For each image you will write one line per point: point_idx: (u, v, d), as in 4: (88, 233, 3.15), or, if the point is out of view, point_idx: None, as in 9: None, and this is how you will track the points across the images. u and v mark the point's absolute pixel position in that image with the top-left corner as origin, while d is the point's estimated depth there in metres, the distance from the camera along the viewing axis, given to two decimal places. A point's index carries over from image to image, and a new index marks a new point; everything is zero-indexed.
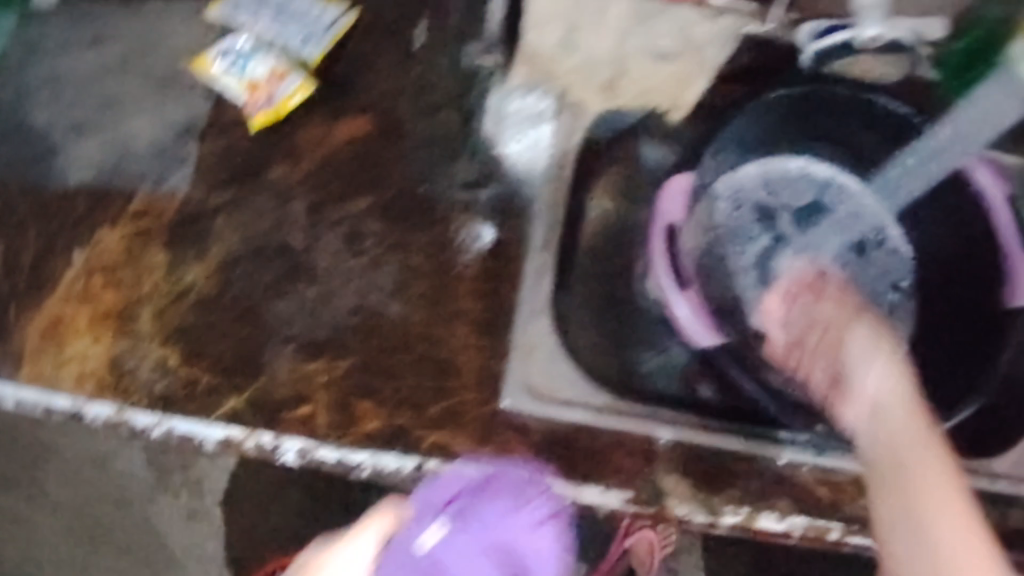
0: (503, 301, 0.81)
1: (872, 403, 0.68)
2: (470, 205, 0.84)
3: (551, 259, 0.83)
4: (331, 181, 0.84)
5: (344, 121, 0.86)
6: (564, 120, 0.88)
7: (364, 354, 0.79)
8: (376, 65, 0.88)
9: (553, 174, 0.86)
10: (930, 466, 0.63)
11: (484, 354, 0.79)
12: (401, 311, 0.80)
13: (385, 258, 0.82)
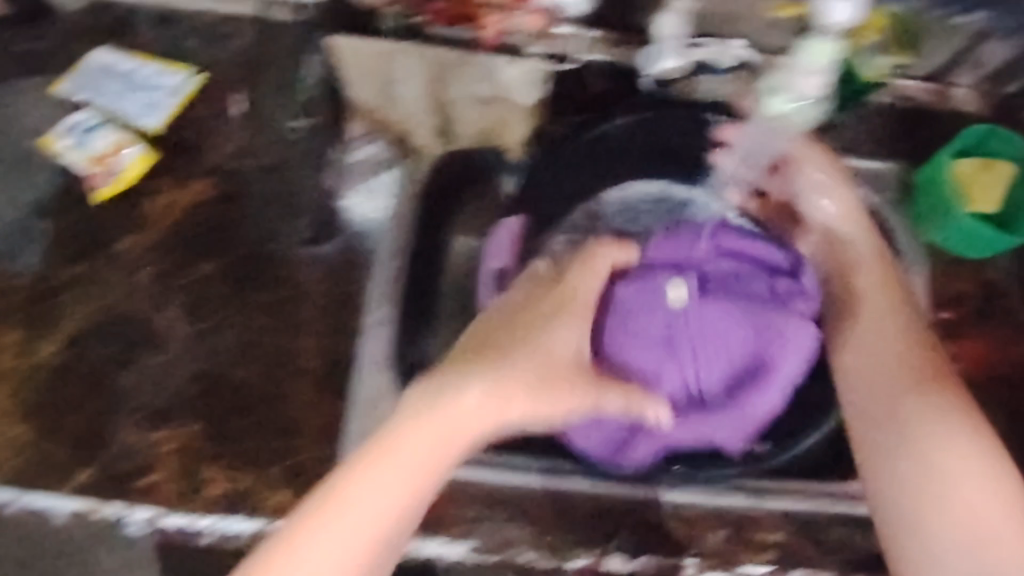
0: (345, 358, 0.84)
1: (828, 228, 0.83)
2: (311, 263, 0.86)
3: (393, 310, 0.85)
4: (176, 249, 0.86)
5: (189, 187, 0.87)
6: (405, 169, 0.90)
7: (210, 418, 0.82)
8: (222, 127, 0.89)
9: (393, 223, 0.87)
10: (879, 384, 0.71)
11: (327, 411, 0.82)
12: (245, 374, 0.83)
13: (227, 323, 0.84)
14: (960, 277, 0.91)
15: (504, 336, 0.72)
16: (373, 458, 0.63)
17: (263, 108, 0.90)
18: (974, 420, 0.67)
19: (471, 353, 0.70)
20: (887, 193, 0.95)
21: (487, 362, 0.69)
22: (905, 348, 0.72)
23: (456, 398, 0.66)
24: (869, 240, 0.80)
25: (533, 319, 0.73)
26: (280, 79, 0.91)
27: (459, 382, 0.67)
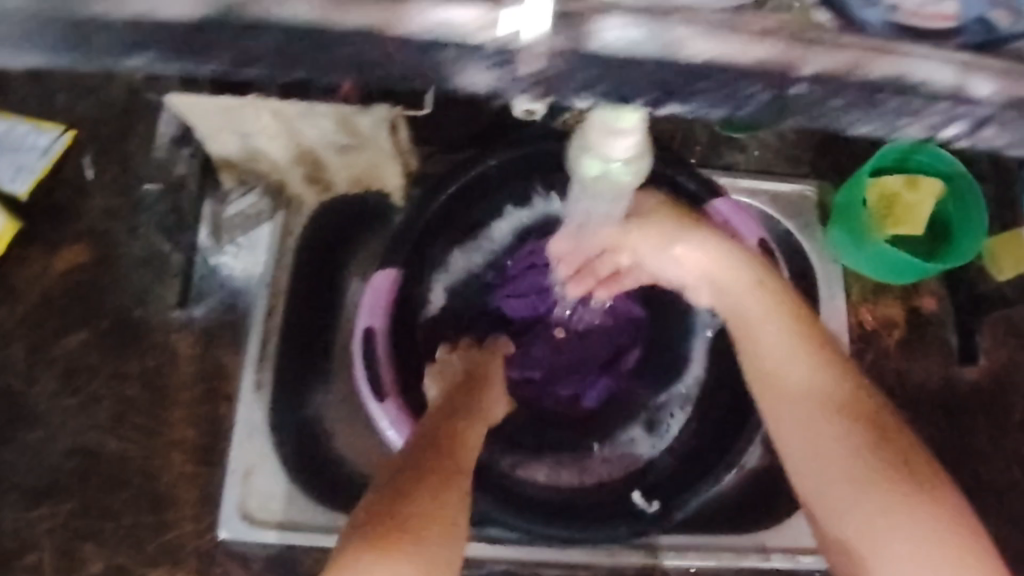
0: (220, 428, 0.80)
1: (705, 279, 0.59)
2: (183, 328, 0.82)
3: (270, 373, 0.81)
4: (47, 319, 0.83)
5: (61, 252, 0.84)
6: (281, 219, 0.84)
7: (82, 496, 0.79)
8: (93, 187, 0.86)
9: (268, 280, 0.83)
10: (819, 443, 0.54)
11: (201, 484, 0.79)
12: (118, 448, 0.80)
13: (99, 395, 0.81)
14: (883, 304, 0.86)
15: (456, 416, 0.59)
16: (384, 540, 0.49)
17: (133, 164, 0.86)
18: (934, 477, 0.53)
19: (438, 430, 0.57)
20: (806, 217, 0.87)
21: (461, 429, 0.58)
22: (832, 388, 0.55)
23: (450, 478, 0.53)
24: (753, 276, 0.58)
25: (478, 394, 0.63)
26: (149, 131, 0.87)
27: (448, 456, 0.55)
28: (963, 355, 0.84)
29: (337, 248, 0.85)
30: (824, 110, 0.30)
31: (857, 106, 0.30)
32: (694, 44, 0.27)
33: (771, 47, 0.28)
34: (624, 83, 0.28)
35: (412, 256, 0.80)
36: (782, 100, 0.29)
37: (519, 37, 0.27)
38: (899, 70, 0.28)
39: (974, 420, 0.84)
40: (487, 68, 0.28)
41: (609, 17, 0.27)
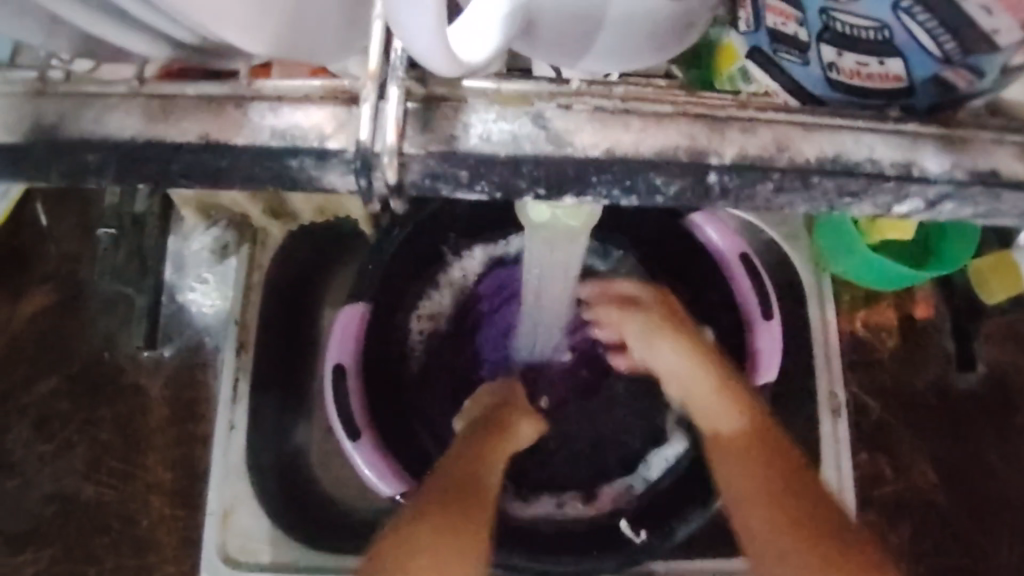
0: (197, 469, 0.79)
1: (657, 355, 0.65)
2: (155, 369, 0.81)
3: (245, 414, 0.78)
4: (14, 366, 0.81)
5: (26, 298, 0.82)
6: (246, 252, 0.83)
7: (63, 542, 0.79)
8: (53, 229, 0.84)
9: (236, 316, 0.80)
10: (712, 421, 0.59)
11: (180, 527, 0.78)
12: (95, 494, 0.79)
13: (74, 442, 0.80)
14: (873, 311, 0.82)
15: (474, 457, 0.58)
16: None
17: (95, 203, 0.84)
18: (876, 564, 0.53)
19: (452, 477, 0.56)
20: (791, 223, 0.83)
21: (475, 471, 0.57)
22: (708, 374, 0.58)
23: (463, 520, 0.54)
24: (702, 356, 0.58)
25: (500, 429, 0.60)
26: None
27: (464, 501, 0.55)
28: (962, 361, 0.81)
29: (301, 283, 0.84)
30: (752, 194, 0.34)
31: (792, 189, 0.34)
32: (581, 137, 0.33)
33: (674, 134, 0.33)
34: (506, 181, 0.33)
35: (380, 291, 0.76)
36: (704, 188, 0.33)
37: (380, 140, 0.32)
38: (831, 152, 0.34)
39: (974, 428, 0.81)
40: (347, 170, 0.32)
41: (483, 116, 0.33)
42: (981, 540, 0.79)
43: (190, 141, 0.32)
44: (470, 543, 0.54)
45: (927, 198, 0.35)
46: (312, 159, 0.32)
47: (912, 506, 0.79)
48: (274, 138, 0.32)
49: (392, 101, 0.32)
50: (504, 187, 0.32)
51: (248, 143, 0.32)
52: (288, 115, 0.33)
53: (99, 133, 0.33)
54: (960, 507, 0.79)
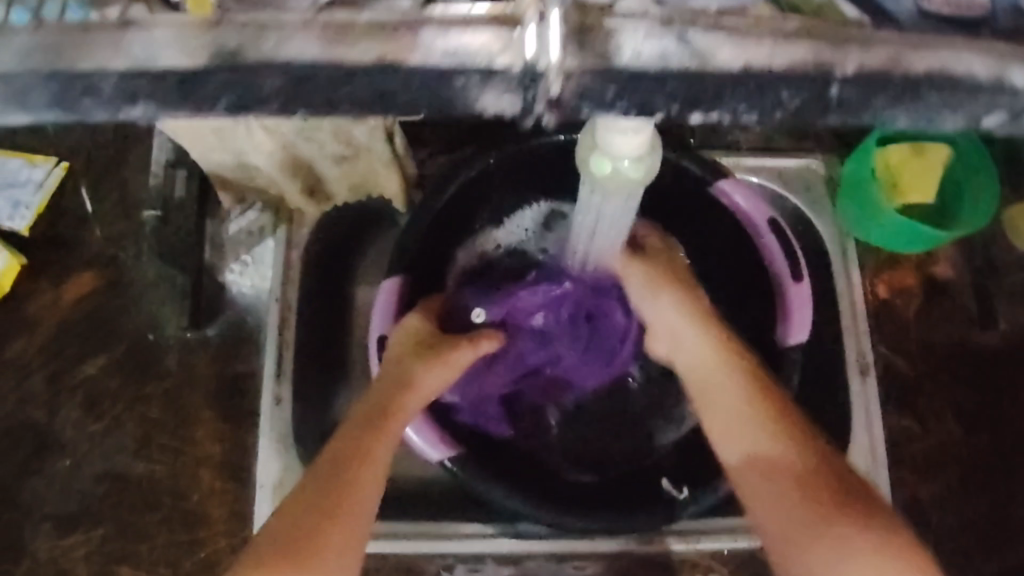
0: (244, 441, 0.80)
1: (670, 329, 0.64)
2: (201, 348, 0.82)
3: (289, 388, 0.79)
4: (62, 348, 0.83)
5: (68, 282, 0.84)
6: (284, 232, 0.81)
7: (115, 519, 0.80)
8: (94, 216, 0.86)
9: (277, 296, 0.80)
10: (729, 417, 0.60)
11: (230, 499, 0.79)
12: (145, 470, 0.80)
13: (123, 420, 0.81)
14: (896, 273, 0.86)
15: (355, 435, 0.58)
16: (293, 547, 0.53)
17: (133, 188, 0.86)
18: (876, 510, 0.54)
19: (343, 445, 0.58)
20: (814, 190, 0.86)
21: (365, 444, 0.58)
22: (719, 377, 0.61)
23: (355, 486, 0.56)
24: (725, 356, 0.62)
25: (401, 394, 0.61)
26: (144, 156, 0.86)
27: (354, 469, 0.56)
28: (982, 319, 0.84)
29: (335, 268, 0.82)
30: (861, 110, 0.31)
31: (900, 101, 0.31)
32: (722, 55, 0.29)
33: (801, 47, 0.30)
34: (645, 98, 0.29)
35: (414, 265, 0.75)
36: (822, 102, 0.31)
37: (547, 56, 0.27)
38: (934, 65, 0.30)
39: (998, 384, 0.84)
40: (508, 91, 0.28)
41: (634, 33, 0.28)
42: (1010, 491, 0.81)
43: (365, 63, 0.27)
44: (362, 513, 0.55)
45: (1016, 108, 0.31)
46: (480, 76, 0.28)
47: (942, 460, 0.81)
48: (444, 60, 0.28)
49: (555, 25, 0.28)
50: (641, 104, 0.29)
51: (424, 64, 0.27)
52: (461, 33, 0.27)
53: (287, 56, 0.27)
54: (988, 459, 0.82)
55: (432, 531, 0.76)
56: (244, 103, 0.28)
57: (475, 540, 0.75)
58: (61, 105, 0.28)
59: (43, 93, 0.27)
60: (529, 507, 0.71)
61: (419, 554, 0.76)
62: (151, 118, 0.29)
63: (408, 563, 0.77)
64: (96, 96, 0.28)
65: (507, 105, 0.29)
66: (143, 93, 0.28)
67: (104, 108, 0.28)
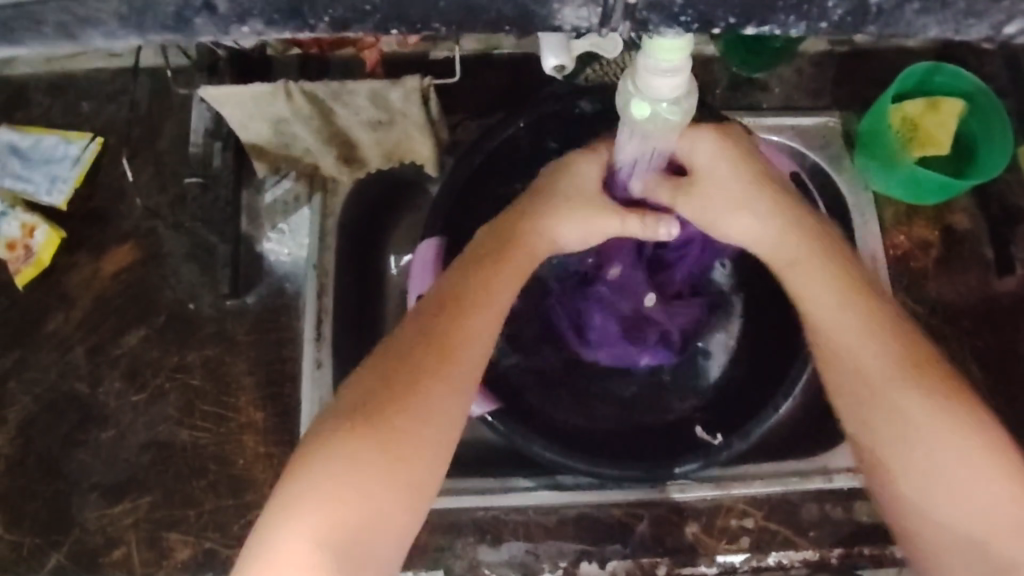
0: (285, 407, 0.82)
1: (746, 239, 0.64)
2: (240, 317, 0.84)
3: (329, 353, 0.80)
4: (104, 320, 0.85)
5: (107, 256, 0.86)
6: (320, 200, 0.83)
7: (162, 486, 0.82)
8: (131, 190, 0.87)
9: (314, 262, 0.81)
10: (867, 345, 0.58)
11: (274, 463, 0.81)
12: (189, 438, 0.82)
13: (166, 389, 0.83)
14: (916, 227, 0.87)
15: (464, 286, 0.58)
16: (397, 389, 0.53)
17: (167, 162, 0.87)
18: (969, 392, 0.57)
19: (443, 302, 0.57)
20: (834, 145, 0.88)
21: (469, 302, 0.57)
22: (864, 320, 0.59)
23: (455, 343, 0.55)
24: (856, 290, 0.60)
25: (513, 246, 0.61)
26: (177, 133, 0.88)
27: (458, 325, 0.56)
28: (1000, 267, 0.86)
29: (371, 236, 0.86)
30: (897, 20, 0.31)
31: (931, 9, 0.31)
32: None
33: None
34: (707, 11, 0.30)
35: (449, 223, 0.76)
36: (863, 11, 0.31)
37: None
38: None
39: (1017, 329, 0.85)
40: (587, 4, 0.29)
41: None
42: None
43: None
44: (466, 372, 0.55)
45: None
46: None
47: None
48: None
49: None
50: (703, 16, 0.31)
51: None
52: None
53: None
54: (1009, 402, 0.83)
55: (472, 487, 0.78)
56: (345, 18, 0.29)
57: (514, 494, 0.78)
58: (176, 23, 0.29)
59: (164, 8, 0.28)
60: (569, 458, 0.72)
61: (458, 509, 0.78)
62: (259, 37, 0.30)
63: (450, 520, 0.78)
64: (210, 13, 0.29)
65: (584, 16, 0.30)
66: (256, 9, 0.29)
67: (216, 26, 0.29)
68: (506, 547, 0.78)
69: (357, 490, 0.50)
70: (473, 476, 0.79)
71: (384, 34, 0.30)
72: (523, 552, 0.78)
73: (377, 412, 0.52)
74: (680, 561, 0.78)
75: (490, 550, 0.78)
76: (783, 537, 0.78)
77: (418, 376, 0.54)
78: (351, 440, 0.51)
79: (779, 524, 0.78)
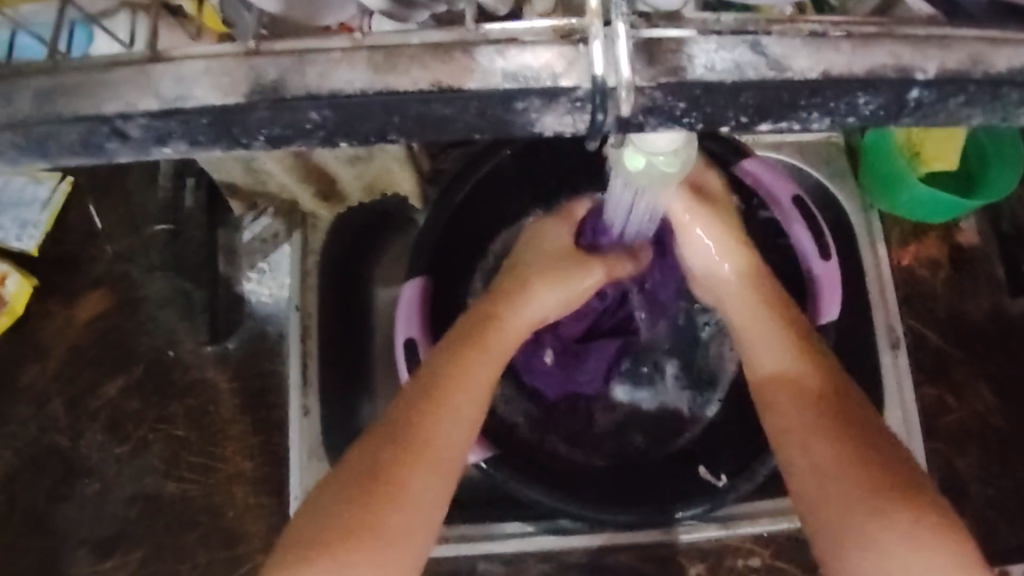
0: (275, 455, 0.79)
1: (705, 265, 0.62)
2: (222, 363, 0.81)
3: (316, 398, 0.77)
4: (81, 371, 0.82)
5: (80, 303, 0.83)
6: (299, 238, 0.80)
7: (149, 541, 0.79)
8: (102, 233, 0.84)
9: (296, 303, 0.78)
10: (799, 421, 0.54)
11: (265, 515, 0.78)
12: (175, 491, 0.79)
13: (147, 441, 0.80)
14: (923, 244, 0.84)
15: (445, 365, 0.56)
16: (410, 450, 0.52)
17: (137, 202, 0.84)
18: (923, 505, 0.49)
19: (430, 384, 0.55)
20: (834, 163, 0.83)
21: (471, 359, 0.56)
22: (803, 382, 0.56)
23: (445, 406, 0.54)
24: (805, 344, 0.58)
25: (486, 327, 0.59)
26: (147, 171, 0.84)
27: (462, 378, 0.55)
28: (1011, 286, 0.83)
29: (354, 275, 0.82)
30: (940, 110, 0.30)
31: (977, 100, 0.29)
32: (799, 61, 0.27)
33: (879, 49, 0.28)
34: (716, 112, 0.28)
35: (432, 266, 0.71)
36: (900, 104, 0.29)
37: (615, 74, 0.27)
38: (1017, 63, 0.28)
39: None
40: (573, 111, 0.27)
41: (705, 43, 0.27)
42: None
43: (421, 90, 0.27)
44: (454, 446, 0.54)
45: None
46: (540, 99, 0.27)
47: (977, 429, 0.80)
48: (505, 83, 0.27)
49: (606, 50, 0.27)
50: (710, 118, 0.28)
51: (484, 88, 0.27)
52: (520, 53, 0.27)
53: (332, 87, 0.27)
54: None
55: (466, 534, 0.75)
56: (285, 137, 0.28)
57: (511, 542, 0.75)
58: (83, 149, 0.28)
59: (71, 137, 0.28)
60: (568, 502, 0.69)
61: (456, 557, 0.76)
62: (182, 156, 0.29)
63: (449, 568, 0.76)
64: (123, 138, 0.28)
65: (571, 124, 0.28)
66: (176, 132, 0.28)
67: (131, 149, 0.29)
68: None
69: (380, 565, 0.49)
70: (468, 522, 0.75)
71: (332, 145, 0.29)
72: None
73: (384, 475, 0.51)
74: None
75: None
76: None
77: (431, 439, 0.52)
78: (373, 510, 0.50)
79: (787, 563, 0.76)
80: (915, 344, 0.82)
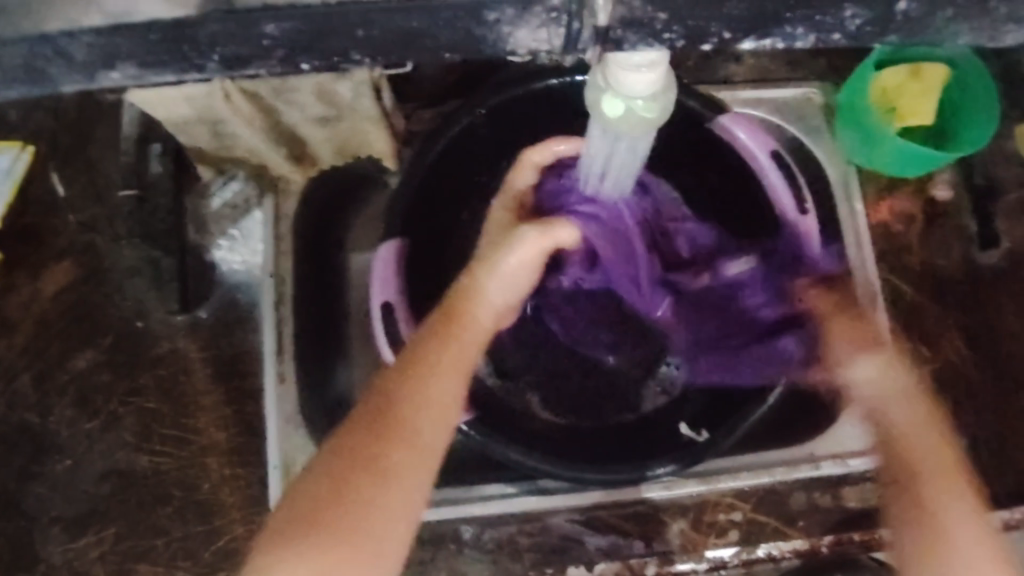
0: (251, 424, 0.78)
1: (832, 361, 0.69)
2: (195, 333, 0.79)
3: (292, 364, 0.76)
4: (48, 345, 0.79)
5: (46, 274, 0.80)
6: (270, 202, 0.78)
7: (123, 515, 0.77)
8: (65, 203, 0.81)
9: (269, 270, 0.77)
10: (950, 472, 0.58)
11: (243, 487, 0.77)
12: (150, 464, 0.78)
13: (119, 413, 0.78)
14: (898, 197, 0.84)
15: (422, 344, 0.53)
16: (389, 434, 0.49)
17: (100, 171, 0.81)
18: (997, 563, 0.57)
19: (388, 397, 0.51)
20: (812, 119, 0.83)
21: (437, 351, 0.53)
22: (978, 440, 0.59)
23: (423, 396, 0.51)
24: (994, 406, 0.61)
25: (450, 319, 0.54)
26: (113, 137, 0.82)
27: (432, 366, 0.52)
28: (984, 238, 0.83)
29: (327, 240, 0.80)
30: (929, 24, 0.30)
31: (965, 15, 0.30)
32: None
33: None
34: (701, 27, 0.29)
35: (407, 224, 0.69)
36: (885, 19, 0.30)
37: None
38: None
39: (1002, 302, 0.83)
40: (544, 24, 0.29)
41: None
42: (1021, 405, 0.81)
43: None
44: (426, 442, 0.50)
45: None
46: (512, 10, 0.28)
47: (952, 384, 0.81)
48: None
49: None
50: (694, 32, 0.29)
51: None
52: None
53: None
54: (1000, 378, 0.82)
55: (449, 498, 0.75)
56: (244, 56, 0.30)
57: (492, 503, 0.75)
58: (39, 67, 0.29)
59: (13, 59, 0.29)
60: (549, 462, 0.68)
61: (439, 521, 0.75)
62: (131, 79, 0.30)
63: (432, 532, 0.76)
64: (66, 59, 0.29)
65: (547, 38, 0.30)
66: (123, 55, 0.29)
67: (78, 72, 0.30)
68: (488, 557, 0.76)
69: (388, 520, 0.48)
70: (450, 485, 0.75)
71: (291, 66, 0.31)
72: (508, 561, 0.76)
73: (369, 453, 0.49)
74: (669, 560, 0.76)
75: (472, 557, 0.76)
76: (772, 527, 0.77)
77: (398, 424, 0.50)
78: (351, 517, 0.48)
79: (767, 516, 0.77)
80: (892, 296, 0.82)
